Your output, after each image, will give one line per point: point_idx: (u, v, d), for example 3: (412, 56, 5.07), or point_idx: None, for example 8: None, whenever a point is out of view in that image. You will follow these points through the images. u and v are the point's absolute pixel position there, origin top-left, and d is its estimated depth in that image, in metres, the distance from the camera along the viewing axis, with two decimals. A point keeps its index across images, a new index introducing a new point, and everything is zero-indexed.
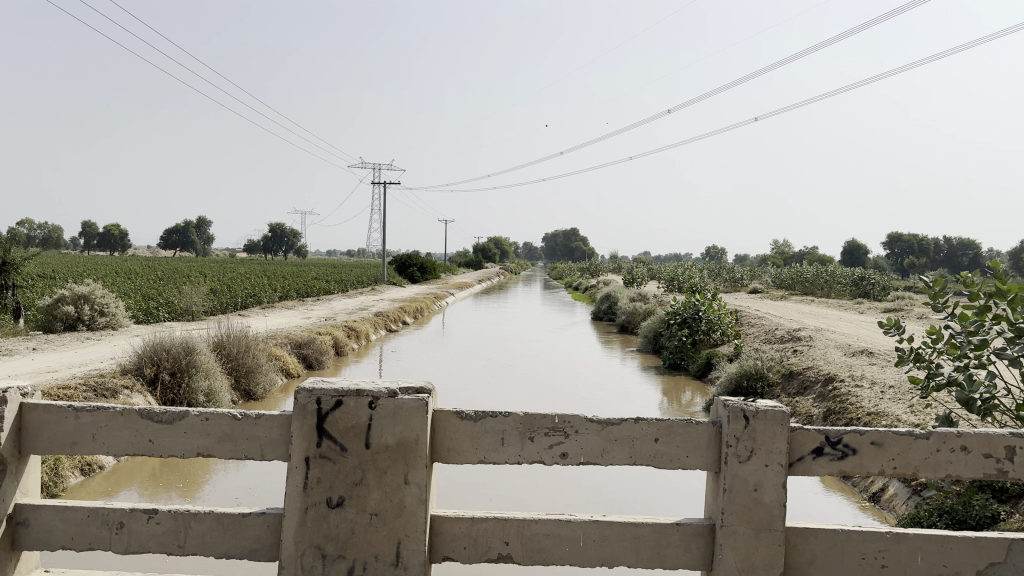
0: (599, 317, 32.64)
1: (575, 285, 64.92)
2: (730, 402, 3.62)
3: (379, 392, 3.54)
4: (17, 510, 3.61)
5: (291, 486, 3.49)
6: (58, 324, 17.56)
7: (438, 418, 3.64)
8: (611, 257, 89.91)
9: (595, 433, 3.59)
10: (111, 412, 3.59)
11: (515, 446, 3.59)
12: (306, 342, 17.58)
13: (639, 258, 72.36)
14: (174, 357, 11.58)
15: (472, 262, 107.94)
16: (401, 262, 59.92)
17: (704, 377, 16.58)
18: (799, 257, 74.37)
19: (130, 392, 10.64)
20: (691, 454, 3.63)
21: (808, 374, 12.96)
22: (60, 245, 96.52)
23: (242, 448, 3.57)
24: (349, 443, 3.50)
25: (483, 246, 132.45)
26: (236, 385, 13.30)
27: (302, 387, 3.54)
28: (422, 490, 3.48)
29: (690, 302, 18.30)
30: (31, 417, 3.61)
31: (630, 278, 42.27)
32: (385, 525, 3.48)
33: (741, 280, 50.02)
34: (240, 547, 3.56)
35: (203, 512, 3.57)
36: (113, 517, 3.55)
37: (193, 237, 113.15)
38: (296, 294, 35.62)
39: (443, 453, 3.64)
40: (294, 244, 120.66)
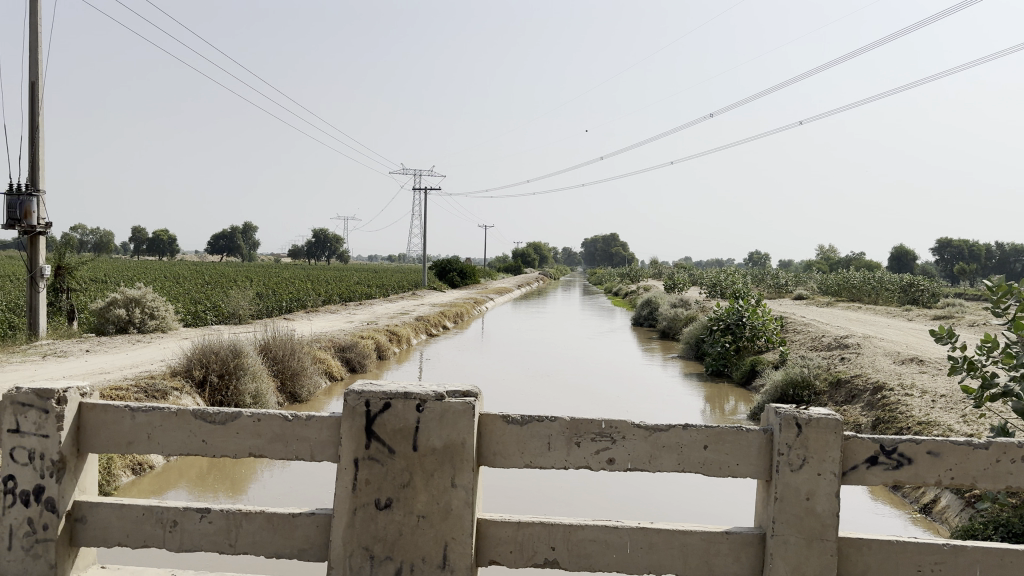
0: (640, 323, 32.43)
1: (615, 290, 64.59)
2: (782, 410, 3.55)
3: (426, 395, 3.55)
4: (75, 508, 3.69)
5: (340, 487, 3.52)
6: (110, 326, 17.97)
7: (486, 421, 3.63)
8: (652, 262, 89.41)
9: (643, 440, 3.56)
10: (166, 412, 3.66)
11: (562, 451, 3.57)
12: (349, 346, 17.77)
13: (680, 266, 71.77)
14: (222, 360, 11.79)
15: (511, 267, 108.59)
16: (441, 267, 60.38)
17: (748, 385, 16.36)
18: (845, 263, 73.08)
19: (180, 394, 10.87)
20: (742, 462, 3.57)
21: (856, 382, 12.70)
22: (113, 251, 99.59)
23: (292, 449, 3.62)
24: (397, 445, 3.53)
25: (522, 251, 132.57)
26: (282, 388, 13.49)
27: (352, 390, 3.58)
28: (469, 493, 3.49)
29: (733, 308, 18.03)
30: (89, 416, 3.70)
31: (672, 283, 41.98)
32: (432, 528, 3.49)
33: (786, 286, 49.31)
34: (290, 547, 3.60)
35: (253, 512, 3.62)
36: (167, 515, 3.63)
37: (240, 242, 115.72)
38: (338, 297, 36.08)
39: (489, 457, 3.63)
40: (336, 249, 122.16)
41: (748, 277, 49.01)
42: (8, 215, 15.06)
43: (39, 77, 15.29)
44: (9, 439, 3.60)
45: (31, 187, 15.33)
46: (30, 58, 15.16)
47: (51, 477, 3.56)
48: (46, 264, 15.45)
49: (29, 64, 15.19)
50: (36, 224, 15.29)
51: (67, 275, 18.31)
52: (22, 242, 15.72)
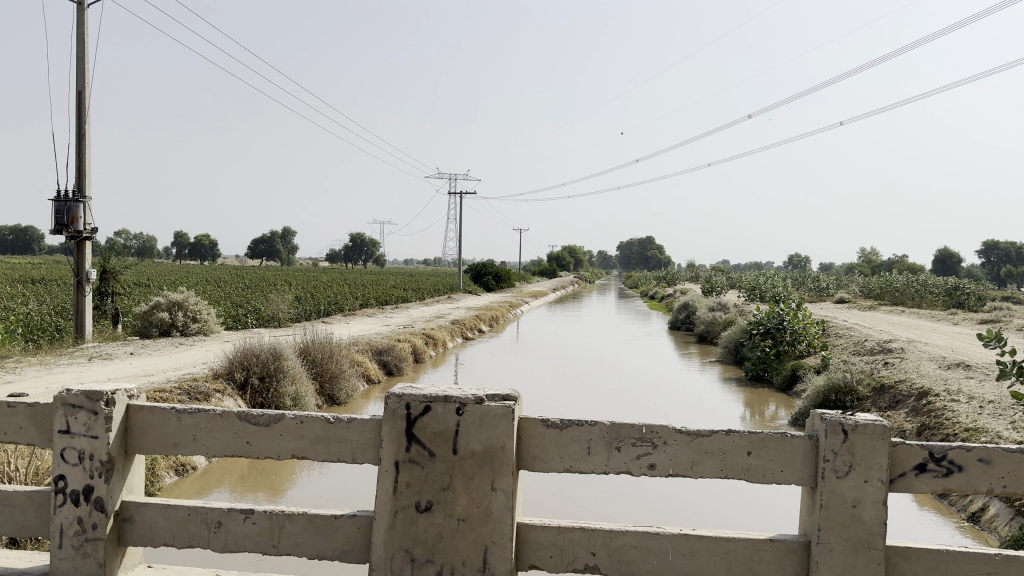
0: (678, 326, 32.16)
1: (651, 294, 64.18)
2: (828, 416, 3.48)
3: (466, 398, 3.56)
4: (123, 508, 3.76)
5: (381, 489, 3.54)
6: (154, 330, 18.33)
7: (525, 425, 3.61)
8: (689, 265, 88.64)
9: (685, 445, 3.52)
10: (211, 414, 3.71)
11: (603, 456, 3.55)
12: (386, 349, 17.88)
13: (717, 270, 71.10)
14: (263, 363, 11.95)
15: (547, 271, 108.69)
16: (476, 271, 60.61)
17: (789, 390, 16.12)
18: (888, 266, 71.79)
19: (221, 396, 11.04)
20: (786, 468, 3.51)
21: (901, 387, 12.43)
22: (156, 255, 101.66)
23: (334, 451, 3.65)
24: (438, 448, 3.53)
25: (557, 253, 132.23)
26: (321, 390, 13.62)
27: (392, 393, 3.59)
28: (509, 497, 3.48)
29: (774, 311, 17.76)
30: (137, 417, 3.77)
31: (710, 287, 41.59)
32: (472, 531, 3.48)
33: (827, 289, 48.56)
34: (331, 549, 3.63)
35: (296, 513, 3.65)
36: (212, 516, 3.68)
37: (278, 246, 117.54)
38: (375, 300, 36.40)
39: (529, 460, 3.61)
40: (373, 252, 123.26)
41: (787, 280, 48.37)
42: (55, 220, 15.44)
43: (86, 86, 15.66)
44: (60, 440, 3.67)
45: (78, 193, 15.70)
46: (77, 68, 15.53)
47: (101, 477, 3.64)
48: (92, 269, 15.80)
49: (76, 73, 15.58)
50: (82, 229, 15.61)
51: (112, 279, 18.71)
52: (70, 248, 16.10)
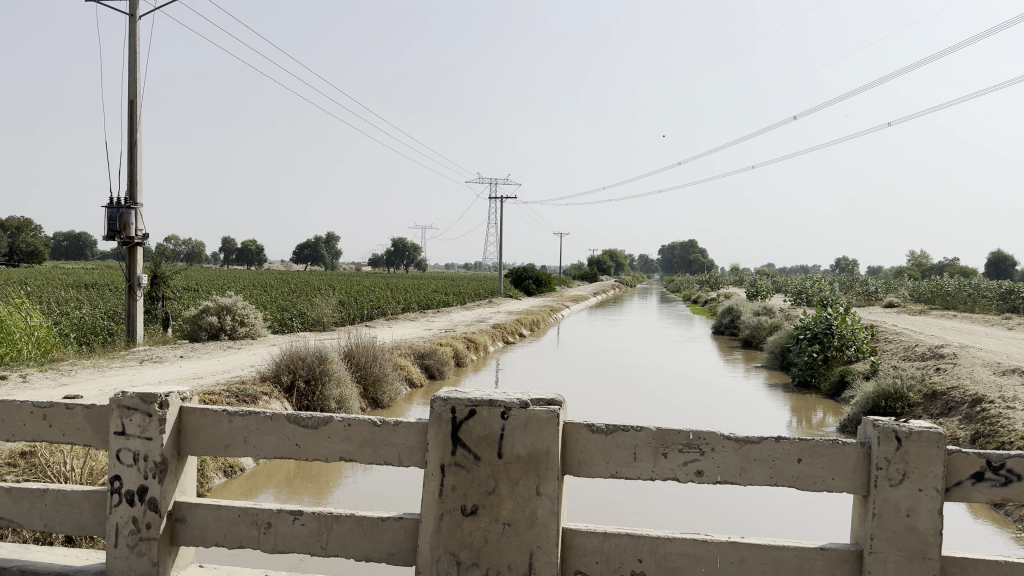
0: (722, 331, 31.79)
1: (694, 298, 63.54)
2: (880, 423, 3.41)
3: (511, 402, 3.55)
4: (176, 508, 3.84)
5: (427, 492, 3.56)
6: (203, 333, 18.70)
7: (570, 430, 3.60)
8: (732, 269, 87.50)
9: (733, 452, 3.48)
10: (261, 417, 3.78)
11: (649, 462, 3.51)
12: (428, 353, 17.99)
13: (761, 274, 70.14)
14: (309, 366, 12.13)
15: (588, 275, 108.37)
16: (517, 276, 60.70)
17: (837, 396, 15.83)
18: (938, 270, 70.07)
19: (268, 398, 11.23)
20: (837, 476, 3.45)
21: (953, 394, 12.12)
22: (205, 261, 103.84)
23: (381, 454, 3.69)
24: (483, 452, 3.54)
25: (598, 258, 131.65)
26: (365, 393, 13.76)
27: (438, 396, 3.61)
28: (554, 502, 3.47)
29: (821, 316, 17.44)
30: (189, 419, 3.85)
31: (754, 291, 41.06)
32: (518, 535, 3.48)
33: (876, 293, 47.54)
34: (378, 551, 3.67)
35: (344, 515, 3.69)
36: (261, 517, 3.73)
37: (322, 251, 119.13)
38: (417, 305, 36.62)
39: (574, 466, 3.59)
40: (415, 257, 124.12)
41: (834, 284, 47.53)
42: (108, 227, 15.84)
43: (138, 95, 16.07)
44: (115, 441, 3.77)
45: (130, 200, 16.09)
46: (129, 78, 15.94)
47: (154, 478, 3.72)
48: (143, 274, 16.19)
49: (128, 83, 16.00)
50: (134, 235, 15.99)
51: (162, 284, 19.13)
52: (122, 253, 16.51)
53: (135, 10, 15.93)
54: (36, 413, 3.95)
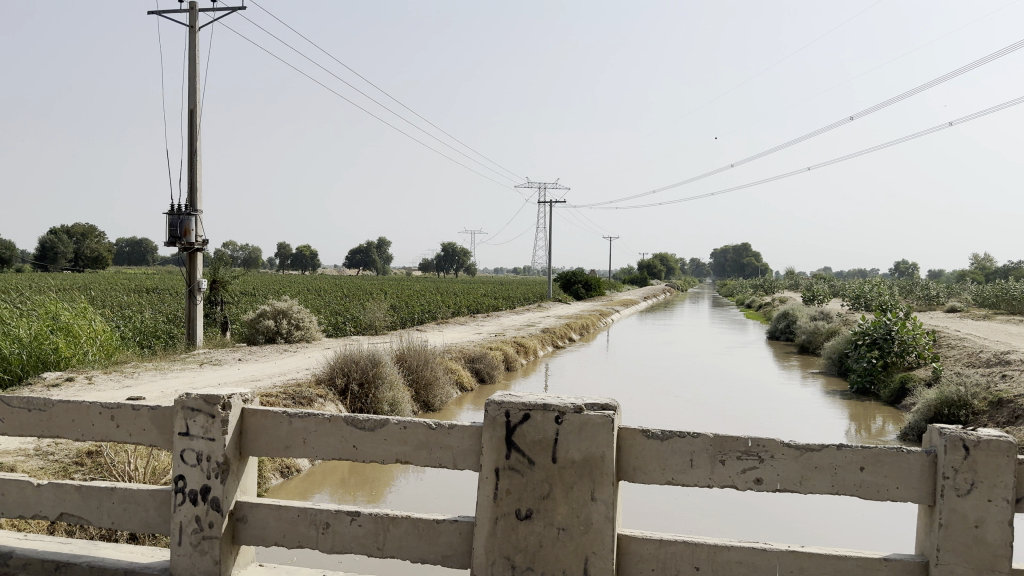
0: (777, 336, 31.23)
1: (747, 302, 62.45)
2: (946, 431, 3.31)
3: (565, 407, 3.54)
4: (237, 508, 3.93)
5: (482, 495, 3.58)
6: (260, 337, 19.09)
7: (625, 435, 3.57)
8: (787, 273, 85.85)
9: (793, 459, 3.42)
10: (320, 419, 3.85)
11: (706, 469, 3.48)
12: (478, 357, 18.06)
13: (817, 277, 68.68)
14: (362, 369, 12.30)
15: (637, 278, 107.76)
16: (566, 280, 60.62)
17: (898, 403, 15.42)
18: (1003, 274, 67.68)
19: (323, 400, 11.41)
20: (901, 485, 3.36)
21: (1022, 402, 11.67)
22: (261, 267, 106.06)
23: (436, 457, 3.73)
24: (537, 456, 3.54)
25: (648, 262, 130.59)
26: (416, 396, 13.89)
27: (492, 400, 3.63)
28: (609, 508, 3.46)
29: (880, 321, 16.97)
30: (251, 421, 3.94)
31: (810, 295, 40.22)
32: (573, 540, 3.47)
33: (938, 298, 46.15)
34: (434, 553, 3.70)
35: (400, 517, 3.74)
36: (320, 517, 3.80)
37: (374, 256, 120.62)
38: (467, 309, 36.82)
39: (629, 472, 3.57)
40: (465, 262, 124.76)
41: (894, 287, 46.32)
42: (170, 233, 16.31)
43: (197, 104, 16.50)
44: (180, 441, 3.87)
45: (190, 207, 16.53)
46: (189, 88, 16.39)
47: (216, 478, 3.81)
48: (203, 279, 16.60)
49: (188, 92, 16.44)
50: (194, 241, 16.41)
51: (221, 288, 19.61)
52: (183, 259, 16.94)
53: (195, 21, 16.37)
54: (105, 413, 4.08)
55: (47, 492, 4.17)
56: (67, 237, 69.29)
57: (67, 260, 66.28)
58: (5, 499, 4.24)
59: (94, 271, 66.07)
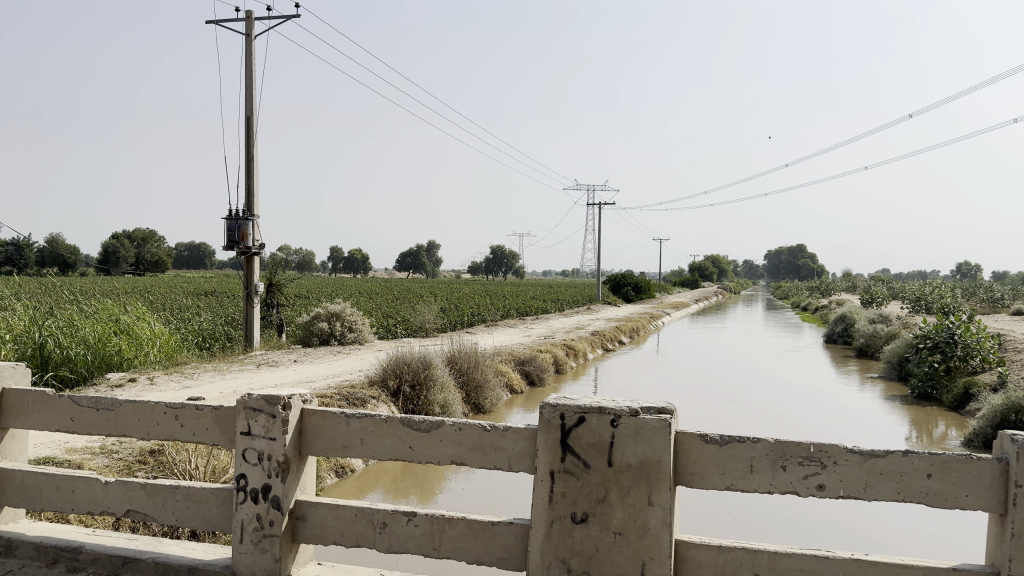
0: (834, 339, 30.57)
1: (803, 305, 61.26)
2: (1018, 437, 3.19)
3: (621, 410, 3.52)
4: (297, 506, 3.99)
5: (538, 498, 3.57)
6: (315, 338, 19.43)
7: (682, 439, 3.53)
8: (845, 275, 83.86)
9: (857, 465, 3.34)
10: (377, 420, 3.90)
11: (767, 474, 3.42)
12: (528, 359, 18.08)
13: (874, 279, 67.05)
14: (414, 371, 12.41)
15: (687, 280, 106.92)
16: (616, 282, 60.30)
17: (961, 410, 14.95)
18: None
19: (376, 402, 11.55)
20: (970, 493, 3.26)
21: None
22: (314, 270, 107.72)
23: (491, 458, 3.74)
24: (593, 460, 3.52)
25: (699, 264, 129.09)
26: (467, 398, 13.95)
27: (547, 403, 3.62)
28: (666, 513, 3.42)
29: (943, 325, 16.44)
30: (310, 421, 4.01)
31: (869, 297, 39.23)
32: (630, 545, 3.45)
33: (1003, 300, 44.59)
34: (489, 554, 3.72)
35: (456, 518, 3.76)
36: (377, 517, 3.84)
37: (424, 259, 121.64)
38: (517, 312, 36.86)
39: (687, 477, 3.53)
40: (513, 264, 124.94)
41: (957, 289, 44.88)
42: (228, 237, 16.69)
43: (254, 111, 16.86)
44: (242, 441, 3.95)
45: (247, 212, 16.91)
46: (246, 95, 16.76)
47: (277, 477, 3.88)
48: (259, 283, 16.96)
49: (245, 100, 16.80)
50: (251, 245, 16.75)
51: (277, 291, 20.01)
52: (240, 263, 17.33)
53: (251, 30, 16.74)
54: (169, 413, 4.20)
55: (115, 489, 4.30)
56: (129, 242, 71.47)
57: (129, 263, 68.23)
58: (75, 495, 4.38)
59: (155, 275, 67.90)
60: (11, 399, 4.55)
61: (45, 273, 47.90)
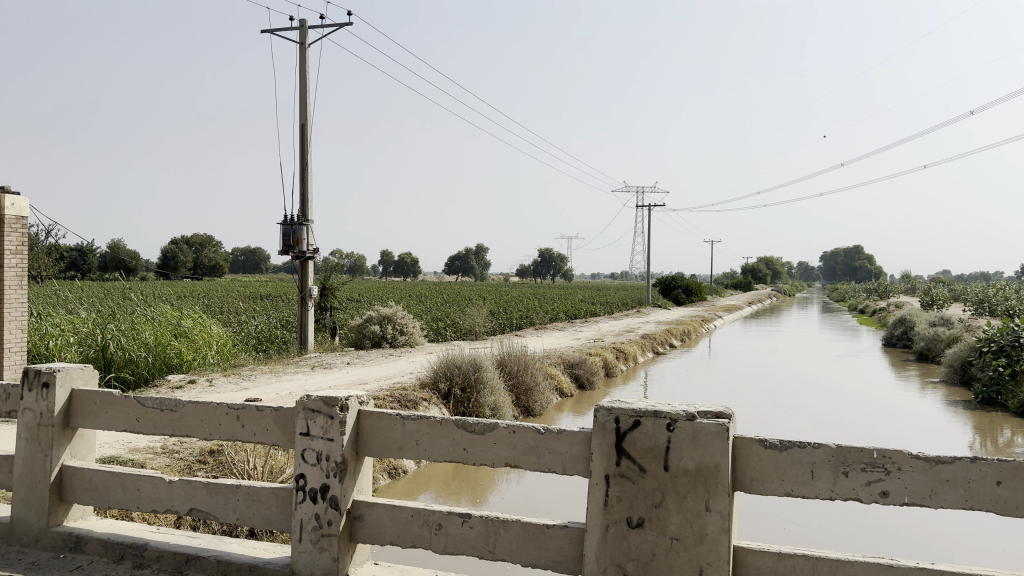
0: (892, 343, 29.81)
1: (859, 308, 59.86)
2: None
3: (677, 414, 3.49)
4: (354, 507, 4.05)
5: (593, 502, 3.57)
6: (367, 341, 19.69)
7: (741, 445, 3.49)
8: (904, 275, 81.56)
9: (923, 472, 3.25)
10: (432, 421, 3.94)
11: (828, 480, 3.36)
12: (578, 363, 18.03)
13: (935, 280, 65.15)
14: (464, 374, 12.48)
15: (740, 283, 105.67)
16: (666, 285, 59.73)
17: None
18: None
19: (427, 404, 11.65)
20: None
21: None
22: (365, 273, 108.86)
23: (545, 461, 3.75)
24: (649, 464, 3.49)
25: (751, 266, 127.15)
26: (517, 401, 13.97)
27: (602, 407, 3.62)
28: (724, 519, 3.38)
29: (1009, 328, 15.88)
30: (367, 422, 4.07)
31: (930, 299, 38.11)
32: (687, 551, 3.42)
33: None
34: (544, 557, 3.72)
35: (510, 521, 3.77)
36: (432, 518, 3.88)
37: (472, 262, 122.23)
38: (566, 315, 36.77)
39: (745, 482, 3.48)
40: (562, 267, 124.77)
41: None
42: (283, 242, 17.02)
43: (308, 118, 17.17)
44: (301, 441, 4.03)
45: (302, 217, 17.21)
46: (300, 102, 17.07)
47: (335, 477, 3.94)
48: (313, 286, 17.24)
49: (299, 107, 17.12)
50: (305, 250, 17.06)
51: (331, 294, 20.34)
52: (295, 267, 17.66)
53: (305, 38, 17.05)
54: (231, 414, 4.30)
55: (179, 488, 4.42)
56: (186, 247, 73.07)
57: (187, 268, 69.97)
58: (140, 493, 4.52)
59: (211, 279, 69.54)
60: (80, 400, 4.71)
61: (106, 279, 49.46)
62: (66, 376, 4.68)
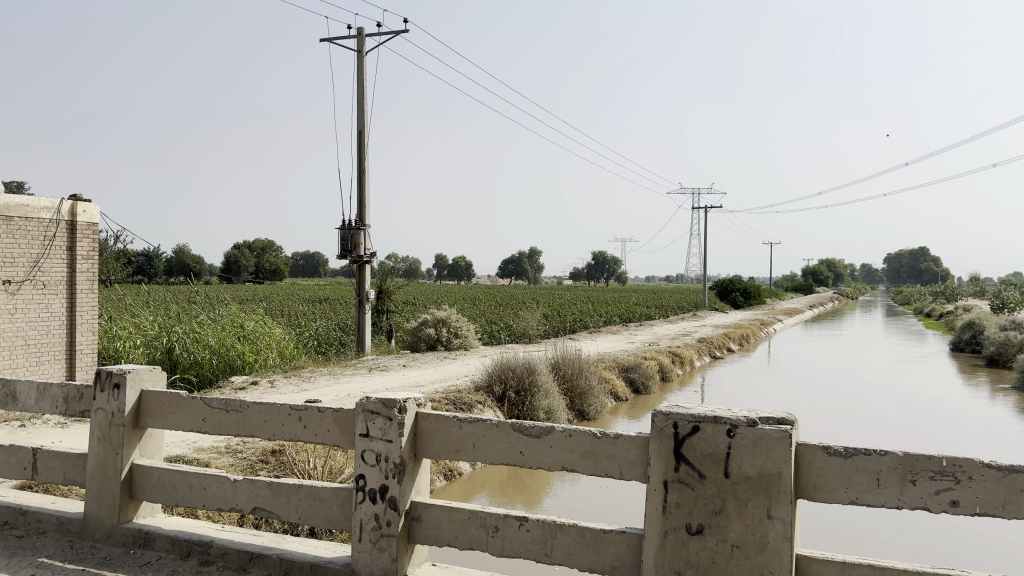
0: (960, 347, 28.86)
1: (925, 312, 58.04)
2: None
3: (737, 420, 3.43)
4: (412, 507, 4.10)
5: (651, 508, 3.55)
6: (422, 344, 19.88)
7: (804, 451, 3.42)
8: (972, 278, 78.81)
9: (995, 481, 3.14)
10: (488, 424, 3.96)
11: (895, 489, 3.27)
12: (632, 366, 17.91)
13: (1006, 283, 62.84)
14: (519, 377, 12.50)
15: (800, 286, 103.61)
16: (723, 288, 58.83)
17: None
18: None
19: (482, 407, 11.71)
20: None
21: None
22: (420, 276, 109.88)
23: (602, 465, 3.74)
24: (709, 470, 3.45)
25: (812, 269, 124.44)
26: (571, 405, 13.94)
27: (660, 411, 3.59)
28: (787, 527, 3.32)
29: None
30: (425, 424, 4.12)
31: (1001, 303, 36.72)
32: (747, 559, 3.37)
33: None
34: (602, 562, 3.70)
35: (568, 525, 3.77)
36: (489, 520, 3.91)
37: (526, 266, 122.35)
38: (620, 319, 36.51)
39: (808, 489, 3.42)
40: (616, 270, 123.95)
41: None
42: (341, 247, 17.31)
43: (366, 124, 17.44)
44: (361, 442, 4.10)
45: (359, 222, 17.47)
46: (357, 108, 17.35)
47: (394, 478, 3.99)
48: (370, 290, 17.49)
49: (357, 113, 17.39)
50: (362, 254, 17.31)
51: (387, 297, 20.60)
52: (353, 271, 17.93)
53: (362, 46, 17.33)
54: (293, 415, 4.39)
55: (243, 488, 4.54)
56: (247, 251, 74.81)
57: (248, 273, 71.65)
58: (207, 491, 4.64)
59: (272, 283, 71.08)
60: (150, 400, 4.87)
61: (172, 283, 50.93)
62: (137, 377, 4.84)
